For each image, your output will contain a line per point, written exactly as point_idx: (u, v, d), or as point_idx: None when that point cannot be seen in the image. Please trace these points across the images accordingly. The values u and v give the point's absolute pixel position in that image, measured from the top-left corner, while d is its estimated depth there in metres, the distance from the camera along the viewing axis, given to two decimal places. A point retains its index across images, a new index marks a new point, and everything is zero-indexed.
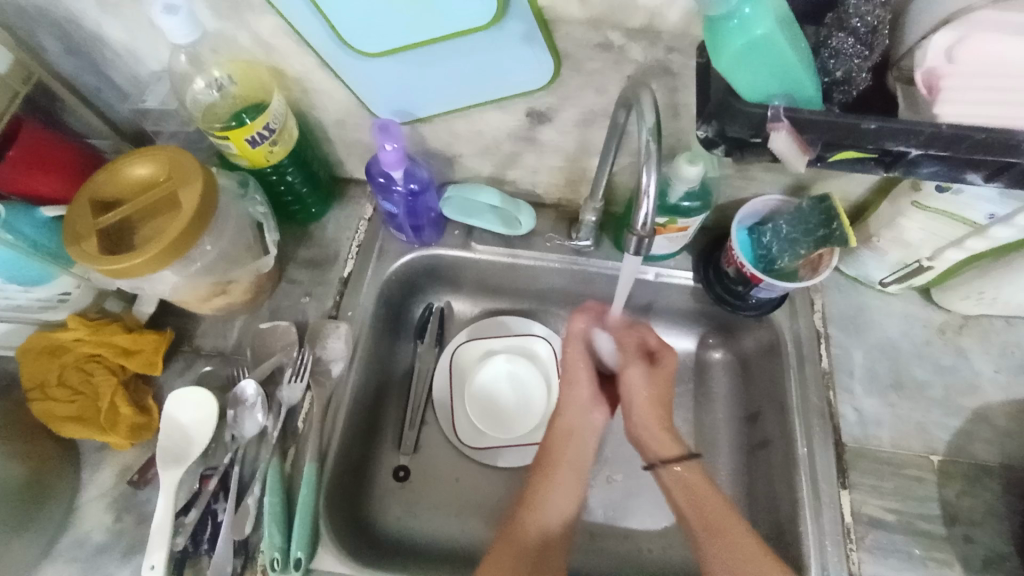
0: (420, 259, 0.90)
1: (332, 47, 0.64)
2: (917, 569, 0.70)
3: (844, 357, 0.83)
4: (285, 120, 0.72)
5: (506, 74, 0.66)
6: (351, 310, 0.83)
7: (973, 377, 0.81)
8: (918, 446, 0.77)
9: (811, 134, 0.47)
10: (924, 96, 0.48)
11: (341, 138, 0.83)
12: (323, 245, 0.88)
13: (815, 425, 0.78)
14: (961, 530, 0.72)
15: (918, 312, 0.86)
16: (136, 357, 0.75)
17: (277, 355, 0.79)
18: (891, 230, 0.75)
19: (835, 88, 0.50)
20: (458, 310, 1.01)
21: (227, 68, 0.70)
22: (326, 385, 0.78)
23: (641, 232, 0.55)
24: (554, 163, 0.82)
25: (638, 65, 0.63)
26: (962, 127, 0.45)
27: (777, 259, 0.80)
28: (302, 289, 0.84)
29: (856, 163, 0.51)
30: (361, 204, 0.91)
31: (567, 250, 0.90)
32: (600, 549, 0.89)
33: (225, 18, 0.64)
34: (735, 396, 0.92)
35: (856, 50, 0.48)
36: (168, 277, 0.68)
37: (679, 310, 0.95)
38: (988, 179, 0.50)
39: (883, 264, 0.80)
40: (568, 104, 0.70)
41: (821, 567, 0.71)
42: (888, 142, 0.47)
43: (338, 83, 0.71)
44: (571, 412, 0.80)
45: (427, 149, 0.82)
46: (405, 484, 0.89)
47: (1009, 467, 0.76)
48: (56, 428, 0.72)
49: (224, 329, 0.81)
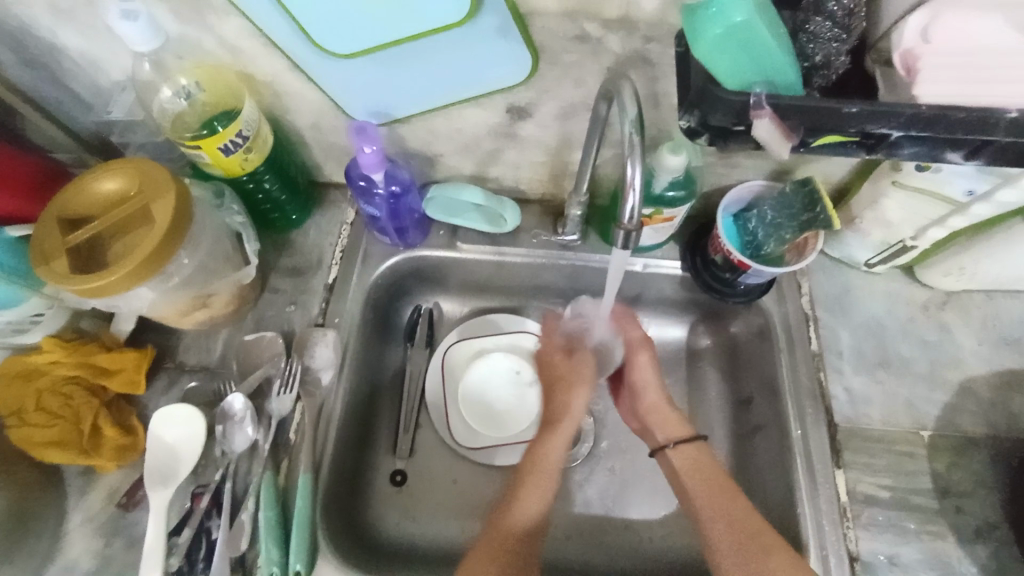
0: (406, 262, 0.89)
1: (303, 48, 0.62)
2: (912, 542, 0.72)
3: (832, 338, 0.84)
4: (259, 126, 0.70)
5: (482, 70, 0.64)
6: (338, 317, 0.81)
7: (957, 351, 0.83)
8: (907, 422, 0.78)
9: (794, 120, 0.46)
10: (903, 76, 0.48)
11: (318, 142, 0.81)
12: (305, 252, 0.86)
13: (807, 408, 0.79)
14: (952, 501, 0.74)
15: (902, 289, 0.87)
16: (116, 377, 0.73)
17: (264, 367, 0.77)
18: (872, 210, 0.75)
19: (815, 72, 0.50)
20: (447, 311, 1.00)
21: (194, 75, 0.68)
22: (317, 395, 0.76)
23: (628, 225, 0.54)
24: (537, 159, 0.81)
25: (616, 56, 0.62)
26: (942, 107, 0.45)
27: (763, 244, 0.80)
28: (286, 298, 0.82)
29: (839, 147, 0.51)
30: (342, 209, 0.89)
31: (554, 245, 0.89)
32: (599, 541, 0.90)
33: (189, 23, 0.62)
34: (727, 382, 0.92)
35: (833, 34, 0.48)
36: (145, 294, 0.66)
37: (668, 299, 0.95)
38: (968, 157, 0.50)
39: (867, 245, 0.81)
40: (547, 98, 0.69)
41: (819, 547, 0.71)
42: (870, 125, 0.47)
43: (311, 85, 0.69)
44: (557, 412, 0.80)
45: (407, 149, 0.81)
46: (402, 488, 0.88)
47: (996, 438, 0.77)
48: (36, 454, 0.69)
49: (208, 342, 0.79)
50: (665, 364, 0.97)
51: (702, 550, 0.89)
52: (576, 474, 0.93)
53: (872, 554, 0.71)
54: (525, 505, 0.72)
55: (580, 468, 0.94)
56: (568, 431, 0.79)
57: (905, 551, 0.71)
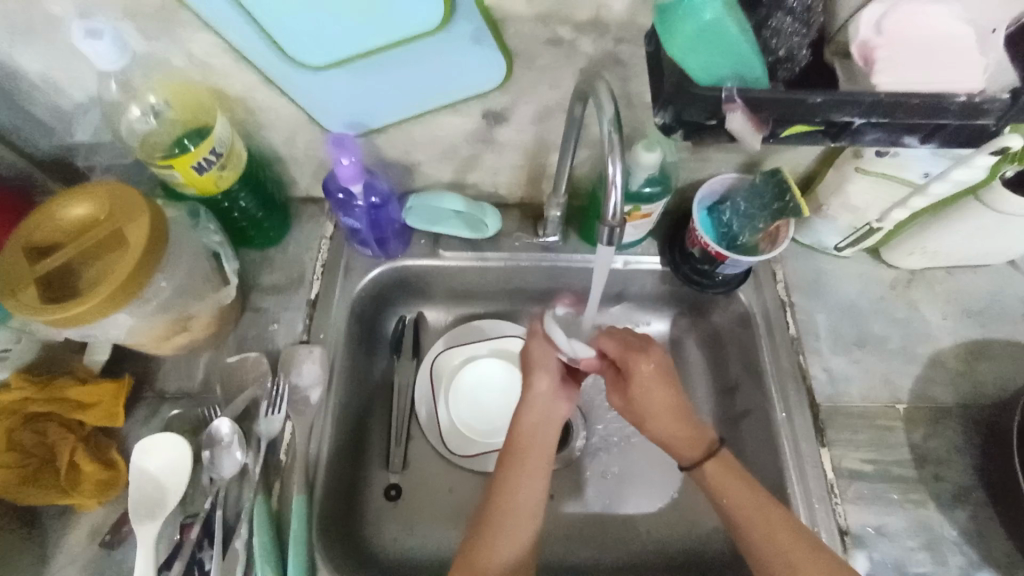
0: (388, 272, 0.89)
1: (275, 62, 0.62)
2: (897, 512, 0.74)
3: (809, 321, 0.87)
4: (232, 143, 0.68)
5: (458, 77, 0.65)
6: (323, 332, 0.80)
7: (924, 326, 0.87)
8: (884, 397, 0.82)
9: (763, 112, 0.49)
10: (861, 67, 0.50)
11: (292, 156, 0.80)
12: (286, 269, 0.84)
13: (790, 390, 0.82)
14: (931, 470, 0.77)
15: (870, 271, 0.91)
16: (94, 410, 0.70)
17: (249, 388, 0.75)
18: (838, 196, 0.79)
19: (780, 66, 0.52)
20: (431, 320, 0.99)
21: (164, 93, 0.66)
22: (306, 414, 0.75)
23: (612, 221, 0.55)
24: (514, 162, 0.82)
25: (589, 58, 0.63)
26: (898, 94, 0.47)
27: (739, 235, 0.83)
28: (268, 316, 0.81)
29: (805, 137, 0.53)
30: (320, 223, 0.88)
31: (537, 247, 0.90)
32: (600, 540, 0.90)
33: (155, 39, 0.60)
34: (712, 371, 0.95)
35: (794, 28, 0.51)
36: (122, 320, 0.63)
37: (650, 294, 0.97)
38: (924, 141, 0.53)
39: (835, 230, 0.85)
40: (523, 103, 0.70)
41: (813, 525, 0.74)
42: (833, 115, 0.49)
43: (284, 98, 0.69)
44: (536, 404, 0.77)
45: (385, 159, 0.81)
46: (397, 503, 0.87)
47: (968, 407, 0.81)
48: (10, 495, 0.66)
49: (188, 367, 0.77)
50: None
51: (699, 539, 0.90)
52: (570, 474, 0.94)
53: (861, 526, 0.74)
54: (498, 540, 0.68)
55: (574, 467, 0.94)
56: (545, 429, 0.76)
57: (891, 520, 0.74)
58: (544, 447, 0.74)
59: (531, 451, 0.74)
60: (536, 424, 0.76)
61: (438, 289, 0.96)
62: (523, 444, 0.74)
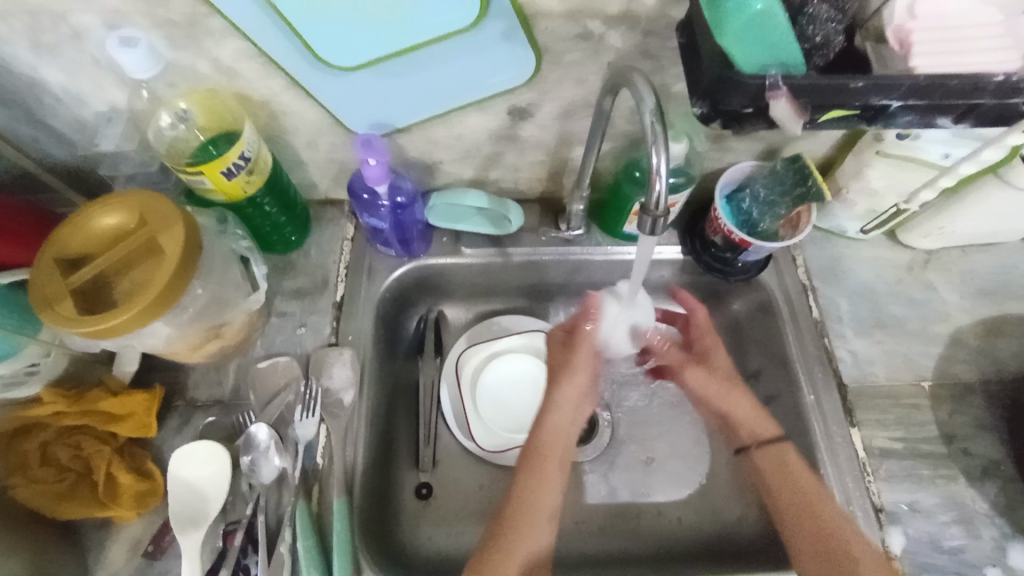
0: (411, 272, 0.89)
1: (305, 66, 0.61)
2: (929, 488, 0.76)
3: (831, 305, 0.88)
4: (259, 148, 0.68)
5: (485, 76, 0.65)
6: (351, 334, 0.80)
7: (943, 306, 0.88)
8: (908, 376, 0.83)
9: (804, 99, 0.49)
10: (895, 51, 0.51)
11: (314, 159, 0.79)
12: (310, 273, 0.84)
13: (817, 373, 0.83)
14: (958, 446, 0.79)
15: (887, 253, 0.92)
16: (126, 422, 0.69)
17: (281, 394, 0.75)
18: (858, 180, 0.80)
19: (815, 52, 0.52)
20: (452, 318, 0.99)
21: (190, 99, 0.66)
22: (341, 416, 0.74)
23: (655, 211, 0.55)
24: (536, 159, 0.82)
25: (617, 52, 0.64)
26: (938, 75, 0.48)
27: (759, 222, 0.84)
28: (295, 320, 0.80)
29: (840, 122, 0.54)
30: (342, 225, 0.88)
31: (558, 242, 0.90)
32: (634, 529, 0.91)
33: (182, 47, 0.60)
34: (735, 358, 0.96)
35: (829, 16, 0.51)
36: (159, 330, 0.63)
37: (669, 285, 0.98)
38: (956, 122, 0.54)
39: (854, 215, 0.86)
40: (548, 98, 0.70)
41: (846, 503, 0.75)
42: (871, 98, 0.50)
43: (310, 102, 0.68)
44: (561, 407, 0.77)
45: (407, 159, 0.80)
46: (429, 501, 0.87)
47: (989, 383, 0.83)
48: (50, 510, 0.65)
49: (218, 375, 0.76)
50: None
51: (730, 523, 0.91)
52: (600, 465, 0.95)
53: (894, 504, 0.75)
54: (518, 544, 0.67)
55: (600, 459, 0.95)
56: (563, 432, 0.76)
57: (923, 497, 0.75)
58: (562, 456, 0.74)
59: (548, 458, 0.73)
60: (554, 429, 0.76)
61: (460, 288, 0.96)
62: (545, 442, 0.75)
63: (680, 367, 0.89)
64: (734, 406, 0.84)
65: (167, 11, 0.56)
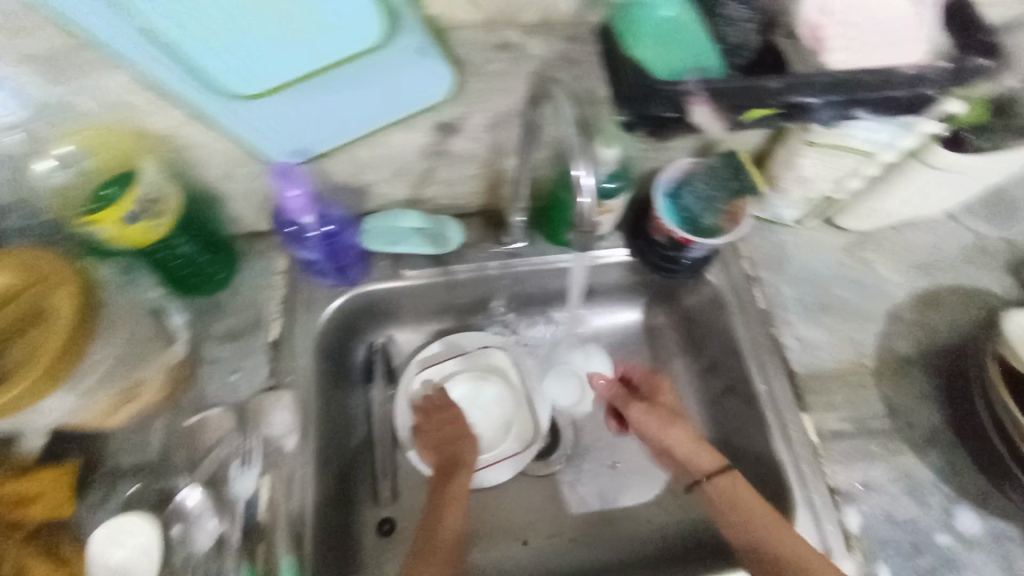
0: (352, 300, 0.84)
1: (203, 97, 0.55)
2: (880, 463, 0.78)
3: (776, 293, 0.90)
4: (163, 189, 0.62)
5: (405, 94, 0.61)
6: (291, 376, 0.75)
7: (880, 284, 0.92)
8: (853, 355, 0.86)
9: (726, 102, 0.48)
10: (809, 46, 0.51)
11: (231, 191, 0.73)
12: (240, 313, 0.78)
13: (768, 363, 0.84)
14: (904, 418, 0.81)
15: (824, 237, 0.95)
16: (36, 503, 0.61)
17: (215, 450, 0.69)
18: (790, 170, 0.81)
19: (733, 53, 0.51)
20: (403, 342, 0.95)
21: (75, 140, 0.59)
22: (284, 465, 0.69)
23: (585, 228, 0.54)
24: (471, 172, 0.79)
25: (540, 59, 0.62)
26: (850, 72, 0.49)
27: (700, 218, 0.84)
28: (227, 366, 0.74)
29: (764, 121, 0.54)
30: (272, 258, 0.82)
31: (504, 255, 0.87)
32: (606, 538, 0.90)
33: (57, 83, 0.53)
34: (690, 354, 0.96)
35: (743, 16, 0.50)
36: (60, 400, 0.56)
37: (620, 287, 0.97)
38: (874, 113, 0.54)
39: (790, 203, 0.88)
40: (475, 110, 0.67)
41: (804, 489, 0.76)
42: (790, 97, 0.50)
43: (215, 132, 0.62)
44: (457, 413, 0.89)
45: (335, 183, 0.76)
46: (392, 537, 0.83)
47: (927, 355, 0.86)
48: None
49: (143, 437, 0.69)
50: (627, 349, 1.00)
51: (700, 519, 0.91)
52: (568, 476, 0.93)
53: (850, 484, 0.77)
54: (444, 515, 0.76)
55: (568, 470, 0.93)
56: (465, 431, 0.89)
57: (876, 473, 0.78)
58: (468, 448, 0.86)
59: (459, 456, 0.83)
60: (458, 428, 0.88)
61: (408, 310, 0.92)
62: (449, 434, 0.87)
63: (625, 405, 0.92)
64: (672, 439, 0.85)
65: (32, 44, 0.50)
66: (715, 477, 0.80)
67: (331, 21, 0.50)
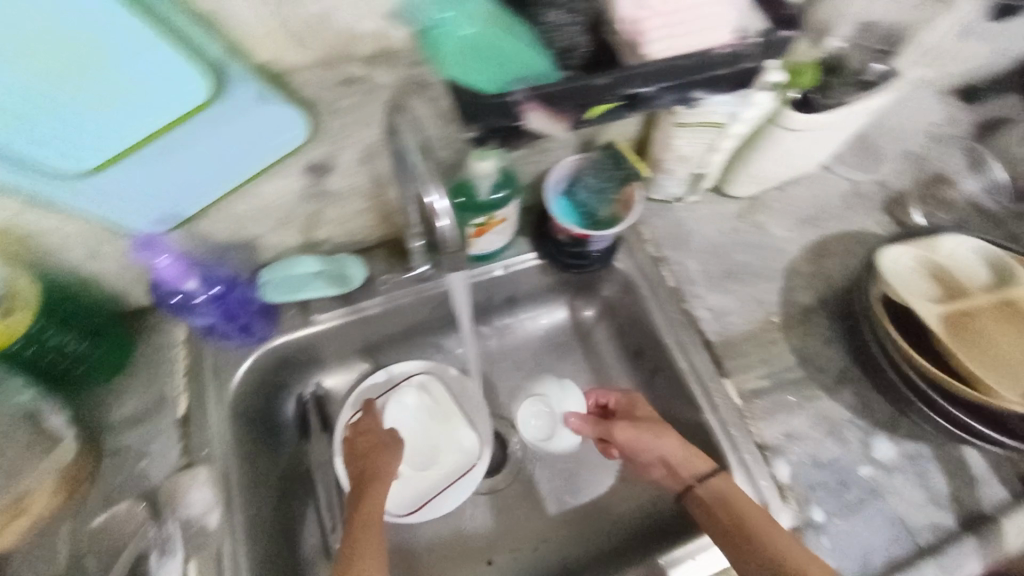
0: (263, 357, 0.80)
1: (33, 182, 0.52)
2: (800, 412, 0.82)
3: (682, 269, 0.93)
4: (13, 285, 0.61)
5: (259, 143, 0.59)
6: (204, 449, 0.71)
7: (775, 243, 0.97)
8: (762, 315, 0.90)
9: (561, 104, 0.51)
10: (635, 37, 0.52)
11: (105, 270, 0.70)
12: (141, 394, 0.74)
13: (685, 337, 0.87)
14: (816, 365, 0.86)
15: (718, 208, 0.99)
16: None
17: (129, 546, 0.64)
18: (668, 152, 0.85)
19: (565, 55, 0.53)
20: (332, 386, 0.92)
21: None
22: (209, 545, 0.66)
23: (453, 250, 0.59)
24: (360, 206, 0.78)
25: (391, 89, 0.62)
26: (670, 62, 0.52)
27: (597, 211, 0.86)
28: (134, 453, 0.70)
29: (611, 114, 0.56)
30: (169, 329, 0.78)
31: (413, 281, 0.86)
32: (568, 540, 0.89)
33: None
34: (618, 342, 0.98)
35: (569, 20, 0.52)
36: None
37: (539, 290, 0.98)
38: (710, 93, 0.57)
39: (677, 182, 0.91)
40: (342, 148, 0.67)
41: (736, 451, 0.79)
42: (624, 89, 0.52)
43: (64, 215, 0.59)
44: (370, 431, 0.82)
45: (218, 242, 0.73)
46: None
47: (825, 302, 0.92)
48: None
49: (47, 549, 0.64)
50: (559, 350, 1.01)
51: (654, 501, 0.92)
52: (521, 487, 0.93)
53: (774, 437, 0.80)
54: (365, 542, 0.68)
55: (520, 481, 0.93)
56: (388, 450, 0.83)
57: (796, 421, 0.81)
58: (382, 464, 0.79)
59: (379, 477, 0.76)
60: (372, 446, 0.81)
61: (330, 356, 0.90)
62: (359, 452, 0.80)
63: (608, 427, 0.85)
64: (666, 446, 0.79)
65: None
66: (706, 478, 0.75)
67: (158, 85, 0.48)
